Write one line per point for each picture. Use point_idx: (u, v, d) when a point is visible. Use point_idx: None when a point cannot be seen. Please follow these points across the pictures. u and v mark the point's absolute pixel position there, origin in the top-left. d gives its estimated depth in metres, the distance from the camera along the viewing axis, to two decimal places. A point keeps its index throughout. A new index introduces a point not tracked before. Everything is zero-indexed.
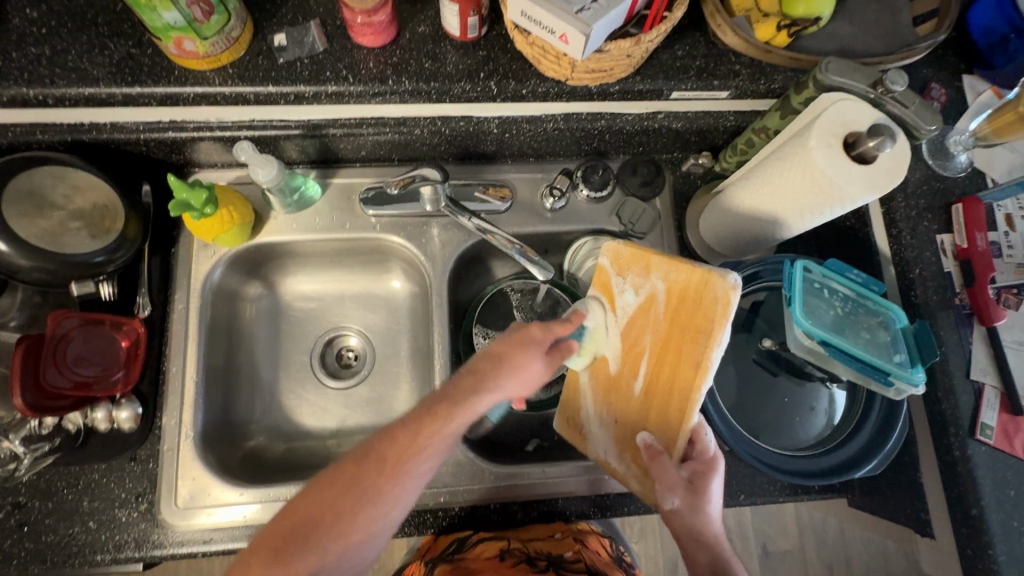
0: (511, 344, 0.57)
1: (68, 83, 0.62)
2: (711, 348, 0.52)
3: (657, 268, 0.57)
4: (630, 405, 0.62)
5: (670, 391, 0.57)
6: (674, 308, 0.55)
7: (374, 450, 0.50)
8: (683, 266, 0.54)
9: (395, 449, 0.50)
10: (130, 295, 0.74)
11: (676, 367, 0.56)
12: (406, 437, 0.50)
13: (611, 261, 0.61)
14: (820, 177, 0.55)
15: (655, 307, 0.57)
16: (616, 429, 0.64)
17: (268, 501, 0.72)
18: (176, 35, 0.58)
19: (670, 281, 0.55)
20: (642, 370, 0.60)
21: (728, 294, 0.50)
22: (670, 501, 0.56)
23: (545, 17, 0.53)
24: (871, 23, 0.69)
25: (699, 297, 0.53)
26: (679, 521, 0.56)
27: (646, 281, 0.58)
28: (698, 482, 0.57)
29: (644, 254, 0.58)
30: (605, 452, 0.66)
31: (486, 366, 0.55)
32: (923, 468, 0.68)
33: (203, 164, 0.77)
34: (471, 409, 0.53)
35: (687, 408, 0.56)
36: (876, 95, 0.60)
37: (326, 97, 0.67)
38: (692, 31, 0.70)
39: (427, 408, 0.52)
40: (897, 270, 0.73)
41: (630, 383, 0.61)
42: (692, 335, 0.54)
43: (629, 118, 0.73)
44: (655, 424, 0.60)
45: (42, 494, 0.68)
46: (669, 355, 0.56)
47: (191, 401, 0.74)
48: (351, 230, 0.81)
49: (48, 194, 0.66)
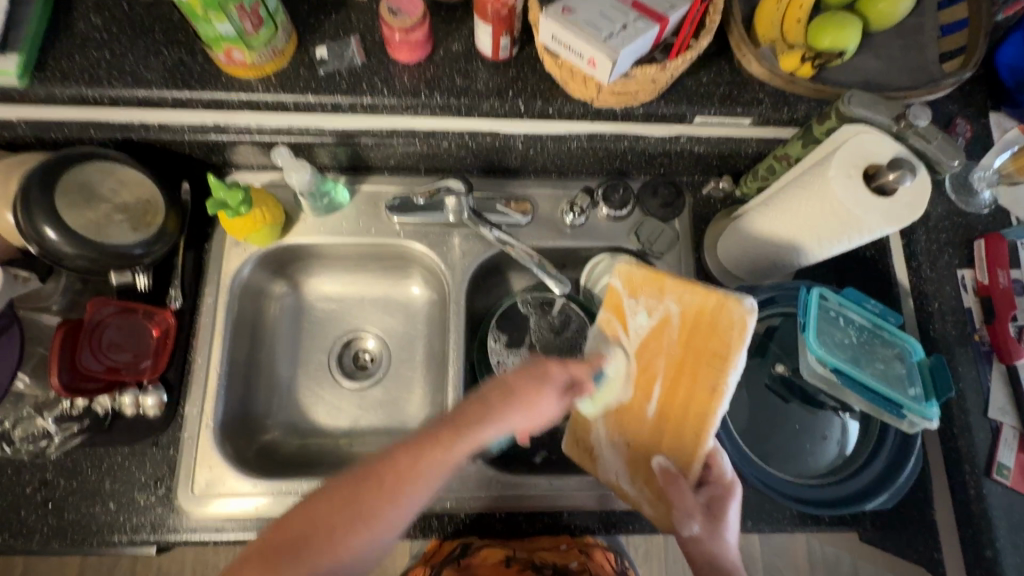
0: (520, 378, 0.57)
1: (123, 85, 0.67)
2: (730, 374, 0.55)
3: (671, 291, 0.58)
4: (642, 428, 0.62)
5: (684, 415, 0.59)
6: (690, 332, 0.58)
7: (377, 472, 0.52)
8: (700, 291, 0.57)
9: (392, 472, 0.52)
10: (164, 287, 0.78)
11: (691, 392, 0.58)
12: (407, 461, 0.53)
13: (622, 282, 0.62)
14: (838, 207, 0.56)
15: (669, 330, 0.59)
16: (628, 453, 0.64)
17: (280, 494, 0.74)
18: (226, 45, 0.61)
19: (685, 305, 0.58)
20: (656, 393, 0.60)
21: (744, 317, 0.54)
22: (689, 526, 0.58)
23: (574, 41, 0.56)
24: (896, 57, 0.70)
25: (716, 323, 0.56)
26: (698, 547, 0.58)
27: (659, 304, 0.59)
28: (716, 507, 0.59)
29: (657, 278, 0.59)
30: (616, 475, 0.66)
31: (495, 399, 0.56)
32: (936, 505, 0.67)
33: (241, 166, 0.81)
34: (476, 442, 0.54)
35: (703, 433, 0.57)
36: (898, 130, 0.61)
37: (362, 108, 0.70)
38: (719, 58, 0.71)
39: (433, 433, 0.54)
40: (915, 302, 0.72)
41: (643, 406, 0.61)
42: (710, 360, 0.56)
43: (653, 139, 0.75)
44: (670, 447, 0.61)
45: (67, 473, 0.71)
46: (683, 379, 0.58)
47: (213, 392, 0.77)
48: (376, 235, 0.84)
49: (96, 188, 0.69)
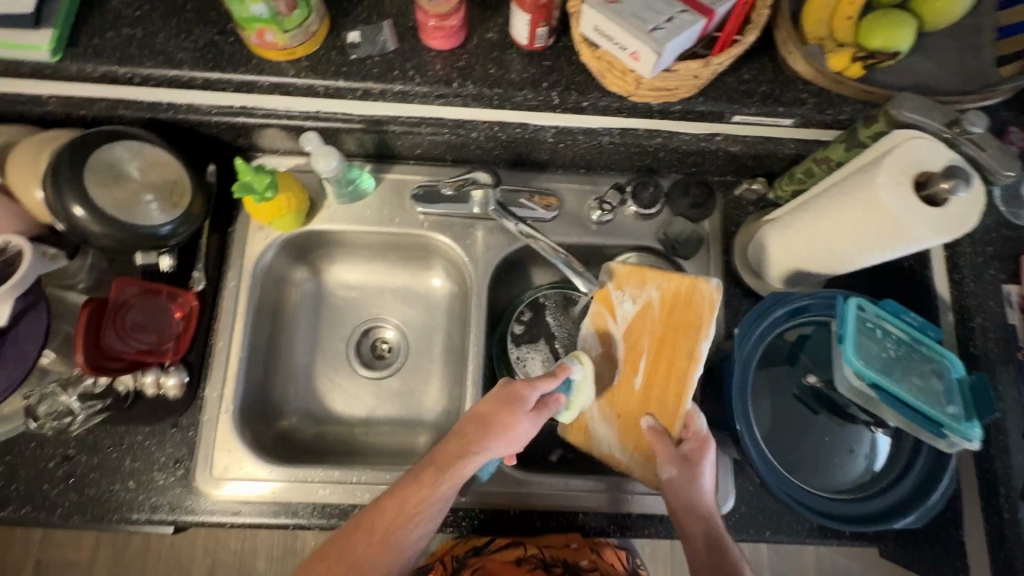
0: (489, 409, 0.62)
1: (155, 65, 0.66)
2: (702, 342, 0.67)
3: (652, 280, 0.69)
4: (631, 398, 0.68)
5: (667, 380, 0.68)
6: (668, 311, 0.68)
7: (365, 522, 0.59)
8: (674, 276, 0.69)
9: (382, 519, 0.58)
10: (187, 268, 0.79)
11: (671, 361, 0.68)
12: (397, 500, 0.59)
13: (609, 277, 0.71)
14: (886, 216, 0.54)
15: (652, 312, 0.69)
16: (619, 421, 0.68)
17: (296, 481, 0.74)
18: (259, 27, 0.60)
19: (664, 290, 0.69)
20: (642, 367, 0.68)
21: (711, 296, 0.68)
22: (669, 473, 0.63)
23: (618, 33, 0.54)
24: (950, 59, 0.67)
25: (691, 300, 0.68)
26: (677, 493, 0.62)
27: (642, 291, 0.69)
28: (695, 459, 0.63)
29: (639, 270, 0.70)
30: (608, 447, 0.69)
31: (471, 431, 0.61)
32: (966, 526, 0.65)
33: (267, 149, 0.80)
34: (458, 474, 0.59)
35: (684, 391, 0.67)
36: (951, 135, 0.58)
37: (392, 95, 0.68)
38: (762, 55, 0.69)
39: (413, 478, 0.60)
40: (956, 317, 0.70)
41: (631, 379, 0.68)
42: (685, 332, 0.68)
43: (686, 137, 0.73)
44: (657, 410, 0.67)
45: (89, 449, 0.72)
46: (665, 352, 0.68)
47: (233, 376, 0.77)
48: (400, 225, 0.83)
49: (125, 167, 0.69)
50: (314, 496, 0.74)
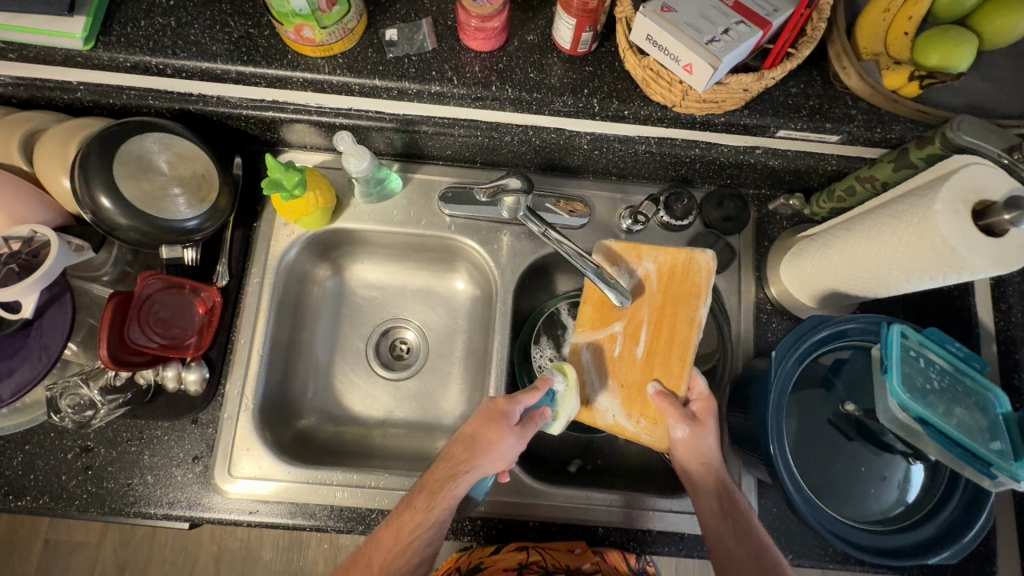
0: (474, 427, 0.61)
1: (188, 56, 0.64)
2: (702, 308, 0.67)
3: (647, 254, 0.69)
4: (633, 368, 0.67)
5: (670, 348, 0.66)
6: (666, 282, 0.68)
7: (364, 552, 0.60)
8: (670, 250, 0.69)
9: (380, 551, 0.59)
10: (211, 263, 0.77)
11: (672, 329, 0.67)
12: (394, 526, 0.59)
13: (605, 257, 0.70)
14: (941, 244, 0.52)
15: (649, 284, 0.68)
16: (623, 391, 0.66)
17: (314, 483, 0.73)
18: (298, 22, 0.58)
19: (660, 262, 0.68)
20: (643, 337, 0.67)
21: (708, 265, 0.68)
22: (679, 431, 0.62)
23: (671, 44, 0.52)
24: (1009, 81, 0.64)
25: (687, 271, 0.68)
26: (687, 449, 0.62)
27: (637, 265, 0.69)
28: (702, 416, 0.64)
29: (634, 245, 0.70)
30: (614, 417, 0.66)
31: (460, 451, 0.61)
32: (1000, 562, 0.64)
33: (294, 144, 0.79)
34: (451, 495, 0.59)
35: (687, 355, 0.66)
36: (1009, 161, 0.56)
37: (428, 96, 0.67)
38: (811, 69, 0.66)
39: (407, 503, 0.60)
40: (999, 347, 0.67)
41: (633, 350, 0.67)
42: (685, 300, 0.67)
43: (727, 149, 0.71)
44: (661, 374, 0.66)
45: (109, 442, 0.72)
46: (665, 321, 0.67)
47: (254, 373, 0.76)
48: (426, 227, 0.82)
49: (153, 159, 0.67)
50: (331, 499, 0.73)
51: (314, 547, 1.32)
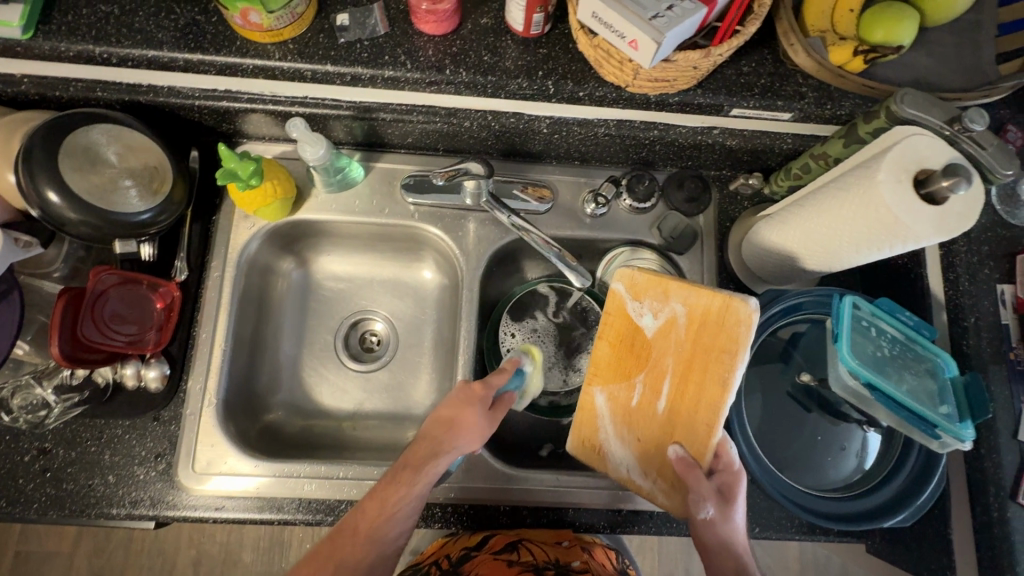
0: (450, 409, 0.60)
1: (133, 45, 0.62)
2: (737, 368, 0.54)
3: (676, 292, 0.58)
4: (652, 423, 0.59)
5: (695, 409, 0.57)
6: (697, 330, 0.57)
7: (349, 520, 0.56)
8: (705, 291, 0.56)
9: (366, 520, 0.55)
10: (169, 258, 0.76)
11: (700, 388, 0.56)
12: (376, 501, 0.56)
13: (626, 287, 0.61)
14: (886, 213, 0.53)
15: (675, 329, 0.58)
16: (639, 446, 0.60)
17: (281, 476, 0.72)
18: (243, 7, 0.57)
19: (691, 305, 0.57)
20: (665, 390, 0.58)
21: (750, 315, 0.54)
22: (701, 509, 0.53)
23: (616, 20, 0.52)
24: (950, 55, 0.66)
25: (722, 321, 0.55)
26: (711, 531, 0.52)
27: (665, 305, 0.58)
28: (729, 492, 0.54)
29: (661, 280, 0.59)
30: (627, 470, 0.61)
31: (439, 431, 0.59)
32: (954, 524, 0.65)
33: (252, 136, 0.78)
34: (432, 470, 0.57)
35: (714, 422, 0.55)
36: (951, 132, 0.58)
37: (382, 81, 0.66)
38: (761, 47, 0.67)
39: (389, 476, 0.57)
40: (949, 316, 0.69)
41: (652, 403, 0.59)
42: (717, 355, 0.55)
43: (684, 130, 0.72)
44: (682, 437, 0.57)
45: (67, 443, 0.70)
46: (692, 377, 0.57)
47: (216, 368, 0.75)
48: (389, 216, 0.81)
49: (102, 151, 0.66)
50: (299, 491, 0.72)
51: (296, 547, 1.32)
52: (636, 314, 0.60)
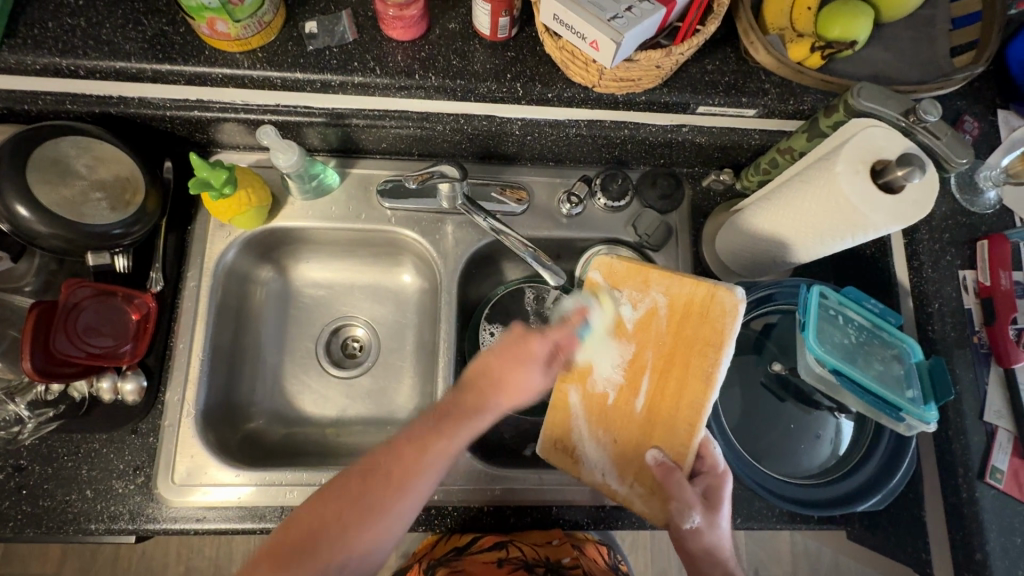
0: (504, 363, 0.58)
1: (101, 56, 0.62)
2: (721, 361, 0.57)
3: (657, 283, 0.60)
4: (630, 423, 0.59)
5: (676, 406, 0.58)
6: (678, 321, 0.59)
7: (379, 466, 0.55)
8: (688, 282, 0.59)
9: (400, 465, 0.55)
10: (144, 270, 0.75)
11: (681, 384, 0.58)
12: (411, 453, 0.55)
13: (605, 275, 0.62)
14: (843, 203, 0.54)
15: (657, 320, 0.59)
16: (616, 449, 0.60)
17: (264, 484, 0.72)
18: (209, 16, 0.57)
19: (673, 296, 0.59)
20: (645, 387, 0.59)
21: (733, 306, 0.57)
22: (690, 518, 0.53)
23: (577, 22, 0.53)
24: (906, 50, 0.68)
25: (706, 312, 0.58)
26: (697, 539, 0.53)
27: (646, 295, 0.60)
28: (713, 497, 0.55)
29: (641, 270, 0.60)
30: (602, 474, 0.60)
31: (485, 386, 0.57)
32: (928, 506, 0.66)
33: (226, 145, 0.78)
34: (475, 425, 0.57)
35: (696, 420, 0.57)
36: (907, 124, 0.59)
37: (353, 87, 0.66)
38: (724, 46, 0.69)
39: (430, 426, 0.56)
40: (915, 302, 0.71)
41: (631, 401, 0.59)
42: (701, 347, 0.58)
43: (654, 128, 0.73)
44: (662, 437, 0.58)
45: (43, 459, 0.69)
46: (673, 371, 0.58)
47: (195, 378, 0.74)
48: (366, 221, 0.82)
49: (71, 164, 0.66)
50: (281, 499, 0.72)
51: None
52: (616, 303, 0.61)
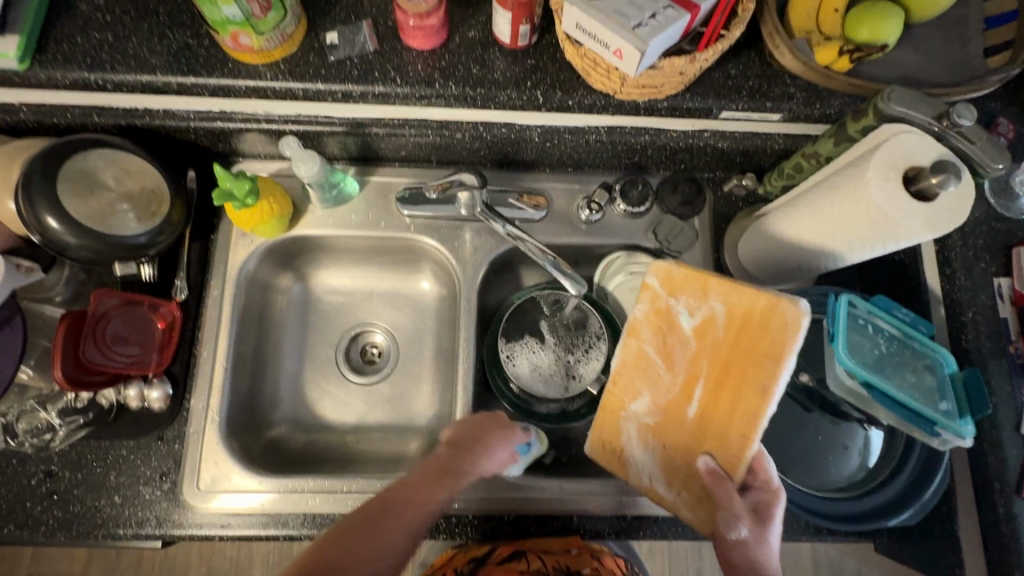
0: (470, 437, 0.66)
1: (127, 70, 0.63)
2: (781, 376, 0.52)
3: (716, 290, 0.55)
4: (682, 431, 0.58)
5: (729, 417, 0.55)
6: (737, 330, 0.54)
7: (347, 532, 0.56)
8: (749, 290, 0.54)
9: (368, 528, 0.56)
10: (169, 278, 0.77)
11: (737, 396, 0.54)
12: (377, 520, 0.57)
13: (661, 281, 0.58)
14: (875, 211, 0.53)
15: (714, 329, 0.55)
16: (665, 455, 0.59)
17: (285, 492, 0.72)
18: (233, 29, 0.58)
19: (733, 304, 0.54)
20: (698, 396, 0.57)
21: (798, 318, 0.51)
22: (737, 530, 0.52)
23: (599, 30, 0.52)
24: (937, 50, 0.66)
25: (766, 323, 0.53)
26: (743, 552, 0.51)
27: (703, 303, 0.56)
28: (763, 512, 0.54)
29: (700, 276, 0.56)
30: (649, 478, 0.60)
31: (449, 453, 0.64)
32: (962, 521, 0.64)
33: (248, 155, 0.79)
34: (434, 495, 0.60)
35: (750, 433, 0.54)
36: (940, 129, 0.57)
37: (373, 97, 0.66)
38: (748, 50, 0.68)
39: (401, 490, 0.60)
40: (947, 311, 0.69)
41: (683, 410, 0.57)
42: (760, 360, 0.53)
43: (675, 134, 0.72)
44: (714, 447, 0.56)
45: (73, 465, 0.71)
46: (729, 382, 0.55)
47: (218, 386, 0.75)
48: (385, 229, 0.82)
49: (100, 176, 0.67)
50: (304, 506, 0.72)
51: None
52: (671, 311, 0.58)
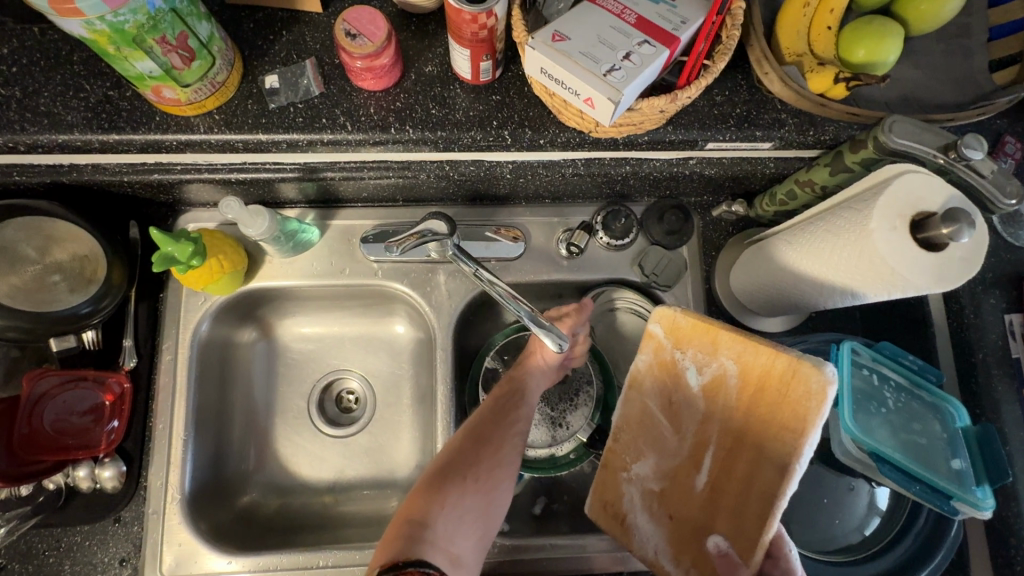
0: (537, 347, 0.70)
1: (40, 130, 0.56)
2: (804, 450, 0.44)
3: (728, 347, 0.49)
4: (691, 502, 0.52)
5: (744, 493, 0.48)
6: (752, 394, 0.48)
7: (476, 452, 0.60)
8: (764, 350, 0.47)
9: (488, 446, 0.61)
10: (116, 345, 0.70)
11: (753, 469, 0.48)
12: (494, 442, 0.62)
13: (665, 331, 0.53)
14: (880, 263, 0.48)
15: (725, 391, 0.49)
16: (671, 527, 0.53)
17: (258, 571, 0.68)
18: (153, 84, 0.51)
19: (746, 364, 0.48)
20: (708, 464, 0.51)
21: (824, 386, 0.44)
22: None
23: (567, 77, 0.46)
24: (938, 66, 0.61)
25: (787, 391, 0.45)
26: None
27: (711, 360, 0.50)
28: None
29: (708, 329, 0.50)
30: (654, 551, 0.54)
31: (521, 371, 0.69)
32: None
33: (194, 204, 0.72)
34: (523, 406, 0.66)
35: (767, 514, 0.46)
36: (945, 161, 0.52)
37: (323, 145, 0.60)
38: (733, 73, 0.62)
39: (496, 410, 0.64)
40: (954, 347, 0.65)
41: (691, 477, 0.52)
42: (778, 432, 0.46)
43: (658, 163, 0.66)
44: (727, 525, 0.49)
45: (23, 556, 0.65)
46: (743, 452, 0.48)
47: (178, 459, 0.70)
48: (350, 276, 0.76)
49: (19, 249, 0.62)
50: None
51: None
52: (676, 365, 0.53)
